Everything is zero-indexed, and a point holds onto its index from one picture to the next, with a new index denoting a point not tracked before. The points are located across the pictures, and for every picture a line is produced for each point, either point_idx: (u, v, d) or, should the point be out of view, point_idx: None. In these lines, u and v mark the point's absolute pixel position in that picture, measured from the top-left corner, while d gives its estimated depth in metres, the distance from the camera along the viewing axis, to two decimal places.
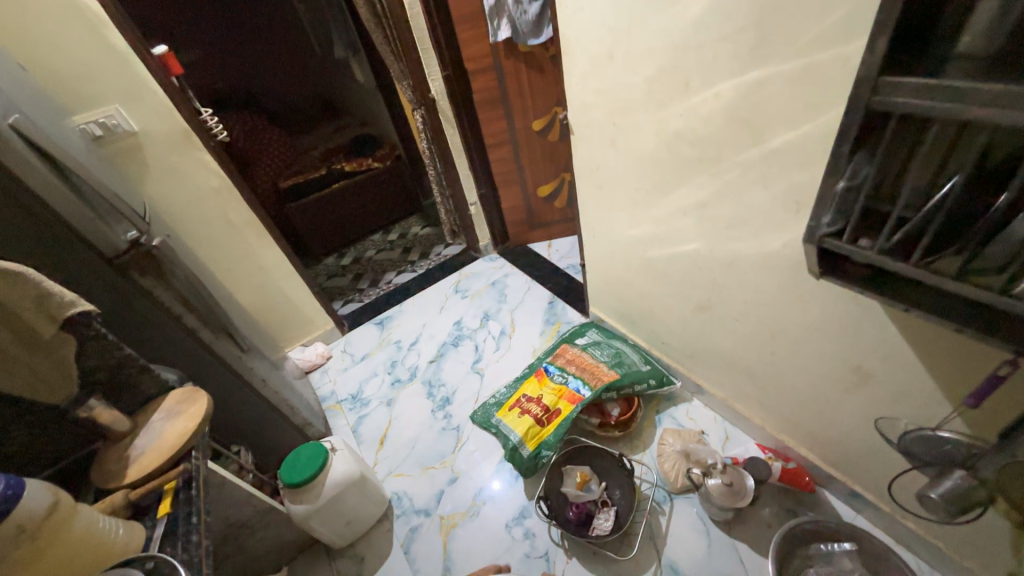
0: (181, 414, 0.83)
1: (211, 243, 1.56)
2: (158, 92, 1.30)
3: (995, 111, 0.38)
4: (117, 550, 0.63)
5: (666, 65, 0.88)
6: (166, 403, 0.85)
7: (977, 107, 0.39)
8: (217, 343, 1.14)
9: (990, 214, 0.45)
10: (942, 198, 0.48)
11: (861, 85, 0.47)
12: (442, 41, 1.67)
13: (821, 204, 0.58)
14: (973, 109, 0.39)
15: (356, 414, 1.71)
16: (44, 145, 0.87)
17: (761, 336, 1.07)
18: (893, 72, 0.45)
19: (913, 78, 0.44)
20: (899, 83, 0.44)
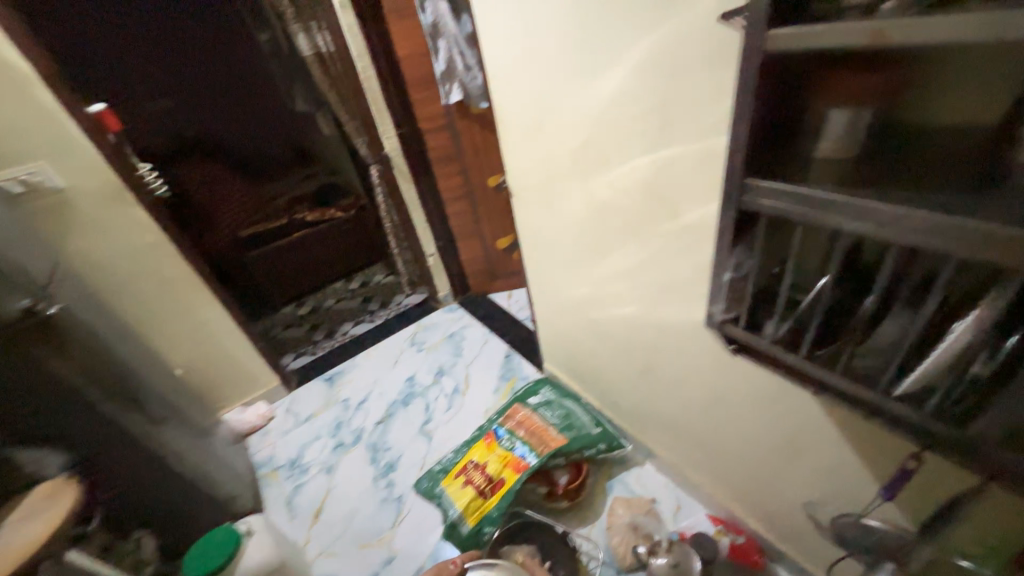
0: (44, 512, 0.84)
1: (140, 299, 1.48)
2: (90, 149, 1.27)
3: (852, 222, 0.40)
4: None
5: (587, 138, 0.90)
6: (30, 501, 0.86)
7: (838, 215, 0.41)
8: (121, 416, 1.06)
9: (861, 313, 0.44)
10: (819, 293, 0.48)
11: (732, 183, 0.47)
12: (395, 102, 1.71)
13: (714, 292, 0.57)
14: (837, 217, 0.41)
15: (293, 483, 1.57)
16: None
17: (701, 403, 1.03)
18: (759, 172, 0.46)
19: (780, 179, 0.45)
20: (763, 185, 0.44)
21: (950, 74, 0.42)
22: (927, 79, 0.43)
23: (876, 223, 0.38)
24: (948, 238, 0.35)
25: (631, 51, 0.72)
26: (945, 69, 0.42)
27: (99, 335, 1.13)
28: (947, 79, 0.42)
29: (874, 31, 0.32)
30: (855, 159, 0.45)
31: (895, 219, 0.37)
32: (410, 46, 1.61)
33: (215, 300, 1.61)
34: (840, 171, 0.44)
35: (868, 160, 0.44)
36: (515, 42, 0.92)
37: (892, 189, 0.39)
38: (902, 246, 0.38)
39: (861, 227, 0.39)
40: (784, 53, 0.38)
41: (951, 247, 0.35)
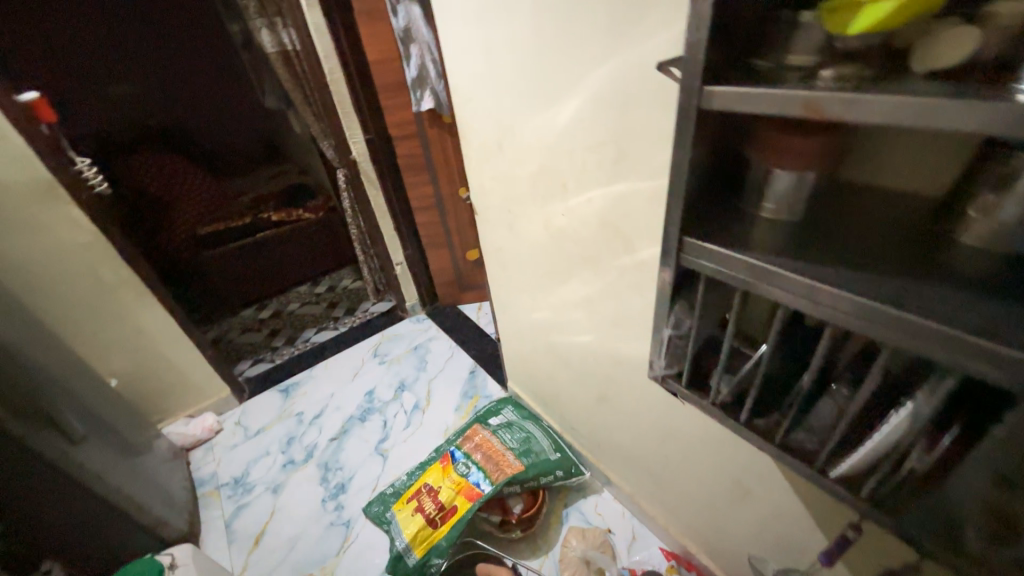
0: None
1: (73, 303, 1.37)
2: (17, 139, 1.17)
3: (783, 293, 0.38)
4: None
5: (546, 164, 0.86)
6: None
7: (771, 287, 0.39)
8: (33, 437, 0.97)
9: (799, 389, 0.42)
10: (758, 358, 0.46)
11: (669, 240, 0.45)
12: (363, 106, 1.65)
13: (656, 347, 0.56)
14: (767, 288, 0.39)
15: (235, 503, 1.49)
16: None
17: (655, 438, 1.01)
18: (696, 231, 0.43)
19: (719, 239, 0.43)
20: (702, 246, 0.42)
21: (890, 147, 0.42)
22: (868, 149, 0.43)
23: (810, 300, 0.36)
24: (878, 324, 0.33)
25: (587, 81, 0.69)
26: (884, 141, 0.42)
27: (15, 347, 1.03)
28: (887, 152, 0.42)
29: (807, 101, 0.29)
30: (798, 224, 0.42)
31: (827, 298, 0.35)
32: (380, 49, 1.55)
33: (159, 305, 1.51)
34: (782, 235, 0.41)
35: (809, 225, 0.42)
36: (476, 59, 0.88)
37: (829, 263, 0.37)
38: (837, 325, 0.36)
39: (796, 302, 0.37)
40: (723, 110, 0.34)
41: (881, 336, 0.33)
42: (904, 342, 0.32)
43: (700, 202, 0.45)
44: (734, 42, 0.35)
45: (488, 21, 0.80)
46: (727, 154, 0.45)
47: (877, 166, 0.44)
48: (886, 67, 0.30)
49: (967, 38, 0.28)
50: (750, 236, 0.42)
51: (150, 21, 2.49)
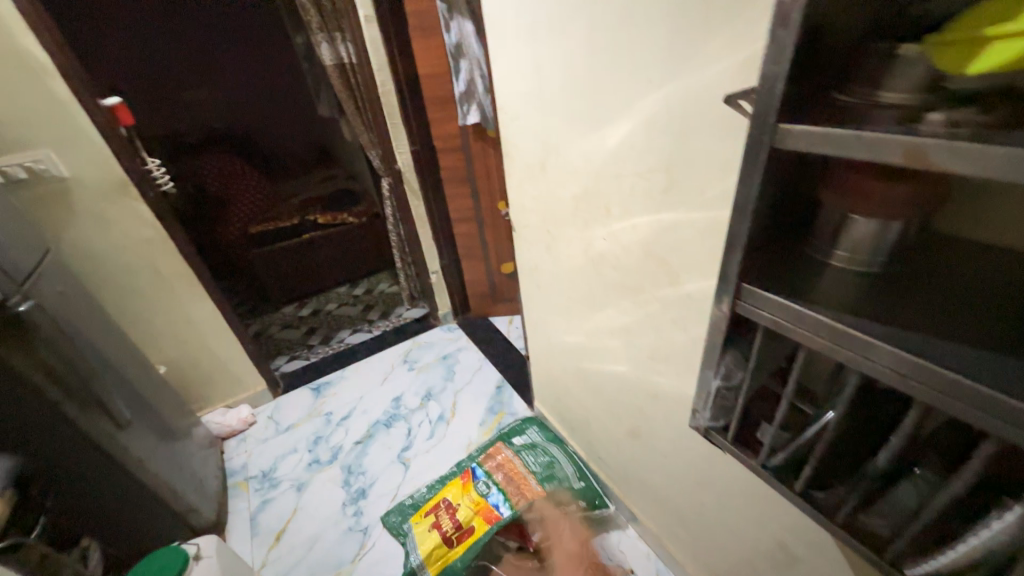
0: None
1: (134, 293, 1.47)
2: (99, 140, 1.27)
3: (859, 358, 0.34)
4: None
5: (590, 187, 0.83)
6: None
7: (845, 348, 0.35)
8: (83, 419, 1.04)
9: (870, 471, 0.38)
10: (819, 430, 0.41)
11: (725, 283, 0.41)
12: (412, 119, 1.68)
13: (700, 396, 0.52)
14: (835, 349, 0.35)
15: (261, 497, 1.52)
16: None
17: (689, 481, 0.95)
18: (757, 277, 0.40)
19: (782, 288, 0.39)
20: (762, 295, 0.39)
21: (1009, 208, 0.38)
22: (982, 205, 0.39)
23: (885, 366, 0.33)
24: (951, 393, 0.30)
25: (639, 105, 0.66)
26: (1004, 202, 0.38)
27: (78, 332, 1.11)
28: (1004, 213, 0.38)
29: (910, 146, 0.25)
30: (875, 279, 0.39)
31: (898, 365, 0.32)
32: (431, 64, 1.58)
33: (208, 300, 1.59)
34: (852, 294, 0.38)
35: (888, 281, 0.39)
36: (525, 78, 0.87)
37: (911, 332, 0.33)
38: (919, 400, 0.33)
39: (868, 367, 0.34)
40: (800, 151, 0.32)
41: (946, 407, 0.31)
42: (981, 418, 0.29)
43: (761, 245, 0.42)
44: (812, 79, 0.33)
45: (540, 41, 0.79)
46: (796, 194, 0.41)
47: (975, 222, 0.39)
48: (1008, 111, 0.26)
49: None
50: (811, 291, 0.39)
51: (225, 32, 2.68)
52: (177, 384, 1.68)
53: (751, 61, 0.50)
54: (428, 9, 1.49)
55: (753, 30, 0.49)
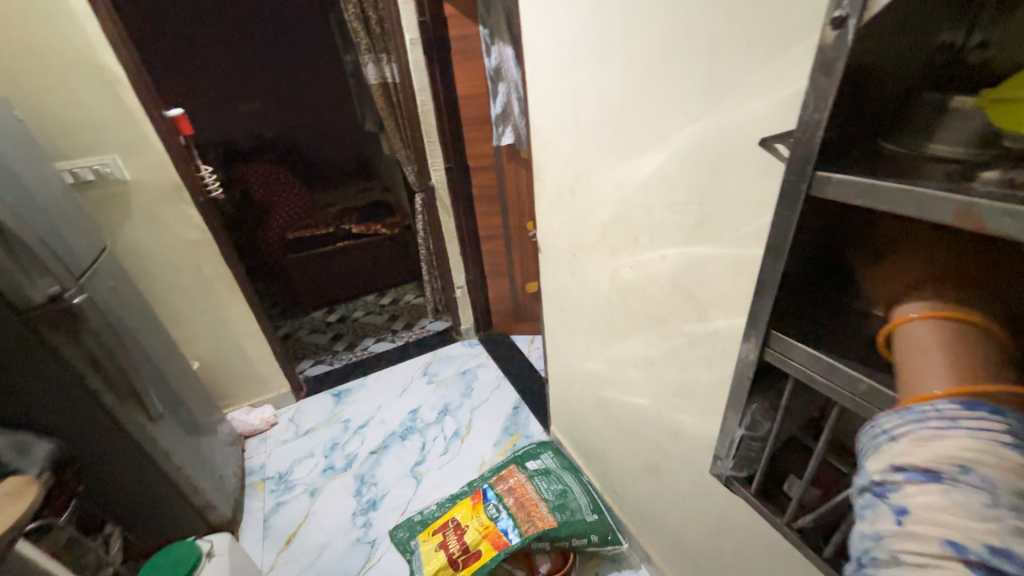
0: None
1: (177, 290, 1.55)
2: (160, 147, 1.37)
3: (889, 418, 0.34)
4: None
5: (619, 215, 0.83)
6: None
7: (878, 408, 0.35)
8: (120, 409, 1.09)
9: None
10: (851, 493, 0.39)
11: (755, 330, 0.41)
12: (448, 137, 1.73)
13: (722, 443, 0.50)
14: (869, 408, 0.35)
15: (275, 498, 1.55)
16: None
17: (708, 527, 0.90)
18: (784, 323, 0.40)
19: (814, 341, 0.39)
20: (793, 344, 0.39)
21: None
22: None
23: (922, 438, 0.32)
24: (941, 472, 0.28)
25: (674, 138, 0.66)
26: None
27: (122, 325, 1.18)
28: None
29: (960, 208, 0.24)
30: None
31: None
32: (470, 86, 1.63)
33: (243, 301, 1.66)
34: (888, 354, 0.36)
35: None
36: (560, 105, 0.88)
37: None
38: None
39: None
40: (836, 201, 0.31)
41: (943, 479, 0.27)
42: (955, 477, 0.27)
43: (792, 292, 0.41)
44: (852, 131, 0.32)
45: (576, 70, 0.80)
46: (833, 239, 0.40)
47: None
48: None
49: None
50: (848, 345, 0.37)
51: (282, 51, 2.86)
52: (208, 380, 1.75)
53: (789, 101, 0.49)
54: (470, 35, 1.55)
55: (793, 70, 0.48)
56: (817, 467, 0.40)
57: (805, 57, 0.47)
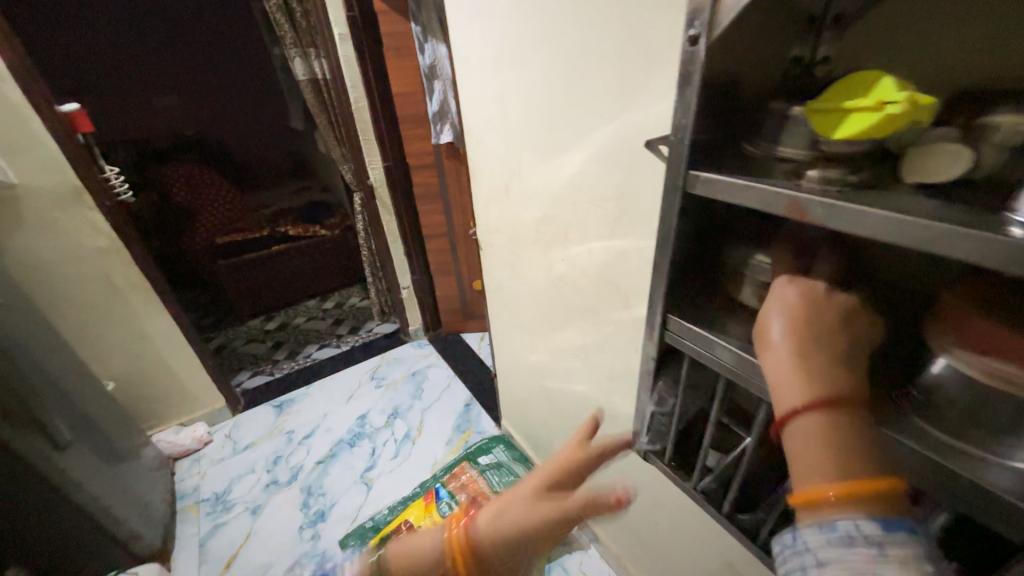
0: None
1: (84, 304, 1.41)
2: (53, 147, 1.23)
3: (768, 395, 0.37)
4: None
5: (550, 211, 0.86)
6: None
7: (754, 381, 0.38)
8: (16, 441, 0.98)
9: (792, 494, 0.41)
10: (744, 452, 0.44)
11: (655, 315, 0.45)
12: (385, 135, 1.69)
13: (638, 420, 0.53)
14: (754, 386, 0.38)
15: (212, 521, 1.45)
16: None
17: (645, 501, 0.96)
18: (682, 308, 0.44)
19: (702, 323, 0.43)
20: (684, 326, 0.42)
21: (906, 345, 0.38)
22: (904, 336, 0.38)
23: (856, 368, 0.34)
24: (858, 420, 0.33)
25: (592, 136, 0.69)
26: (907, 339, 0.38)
27: (17, 347, 1.05)
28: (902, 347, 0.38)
29: (789, 202, 0.29)
30: None
31: (858, 357, 0.35)
32: (406, 83, 1.61)
33: (165, 313, 1.54)
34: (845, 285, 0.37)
35: None
36: (490, 104, 0.90)
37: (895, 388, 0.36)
38: None
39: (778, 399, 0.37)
40: (706, 197, 0.35)
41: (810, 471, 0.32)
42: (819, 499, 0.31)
43: (690, 282, 0.45)
44: (720, 135, 0.36)
45: (501, 70, 0.82)
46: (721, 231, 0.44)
47: (879, 263, 0.41)
48: (875, 175, 0.29)
49: (958, 159, 0.27)
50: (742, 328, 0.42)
51: (199, 41, 2.65)
52: (128, 401, 1.60)
53: None
54: (403, 31, 1.53)
55: None
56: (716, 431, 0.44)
57: None
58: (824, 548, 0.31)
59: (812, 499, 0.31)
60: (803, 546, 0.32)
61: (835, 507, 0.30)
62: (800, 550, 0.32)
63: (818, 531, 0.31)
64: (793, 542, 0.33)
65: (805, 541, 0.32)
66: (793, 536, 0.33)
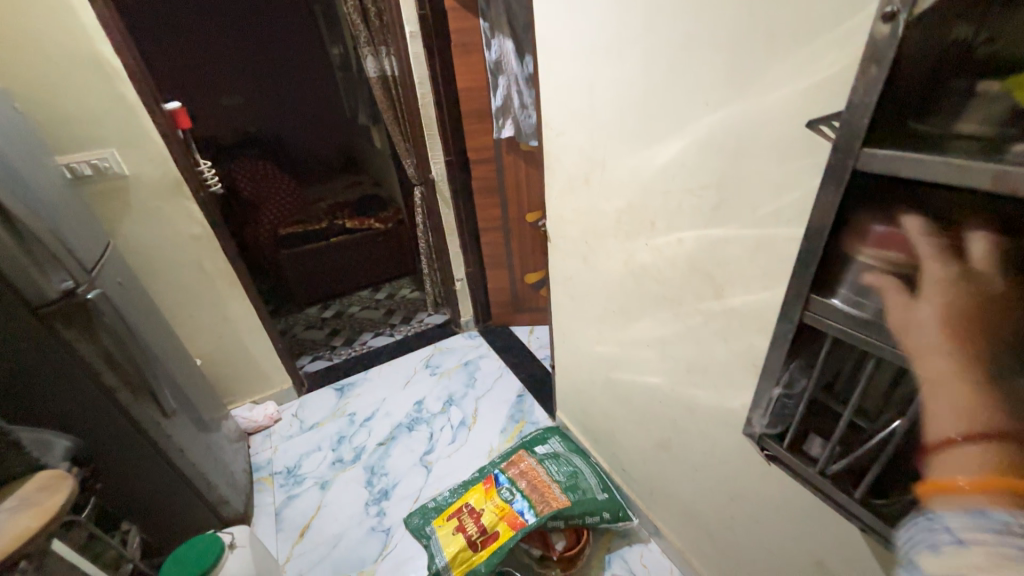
0: (32, 507, 0.80)
1: (178, 286, 1.53)
2: (158, 141, 1.35)
3: None
4: (21, 530, 0.76)
5: (636, 202, 0.87)
6: (25, 489, 0.83)
7: None
8: (134, 405, 1.08)
9: None
10: (888, 440, 0.44)
11: None
12: (447, 129, 1.74)
13: (757, 404, 0.58)
14: None
15: (285, 492, 1.55)
16: (11, 203, 0.89)
17: (720, 495, 0.96)
18: (825, 289, 0.47)
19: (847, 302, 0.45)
20: (827, 304, 0.46)
21: None
22: None
23: (875, 246, 0.41)
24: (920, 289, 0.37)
25: (695, 125, 0.70)
26: None
27: (133, 323, 1.16)
28: None
29: (996, 175, 0.30)
30: None
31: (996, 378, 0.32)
32: (471, 78, 1.65)
33: (244, 297, 1.65)
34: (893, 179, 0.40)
35: None
36: (575, 96, 0.92)
37: None
38: None
39: None
40: (880, 172, 0.38)
41: (944, 421, 0.32)
42: (941, 439, 0.33)
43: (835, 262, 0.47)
44: (894, 116, 0.39)
45: (594, 61, 0.83)
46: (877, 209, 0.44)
47: None
48: None
49: None
50: None
51: (265, 43, 2.82)
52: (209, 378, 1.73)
53: (817, 87, 0.52)
54: (470, 27, 1.56)
55: (819, 59, 0.51)
56: (854, 414, 0.45)
57: (833, 46, 0.50)
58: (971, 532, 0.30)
59: (945, 485, 0.33)
60: (939, 526, 0.33)
61: (968, 494, 0.31)
62: (937, 530, 0.33)
63: (958, 514, 0.31)
64: (929, 523, 0.34)
65: (940, 521, 0.33)
66: (927, 517, 0.34)
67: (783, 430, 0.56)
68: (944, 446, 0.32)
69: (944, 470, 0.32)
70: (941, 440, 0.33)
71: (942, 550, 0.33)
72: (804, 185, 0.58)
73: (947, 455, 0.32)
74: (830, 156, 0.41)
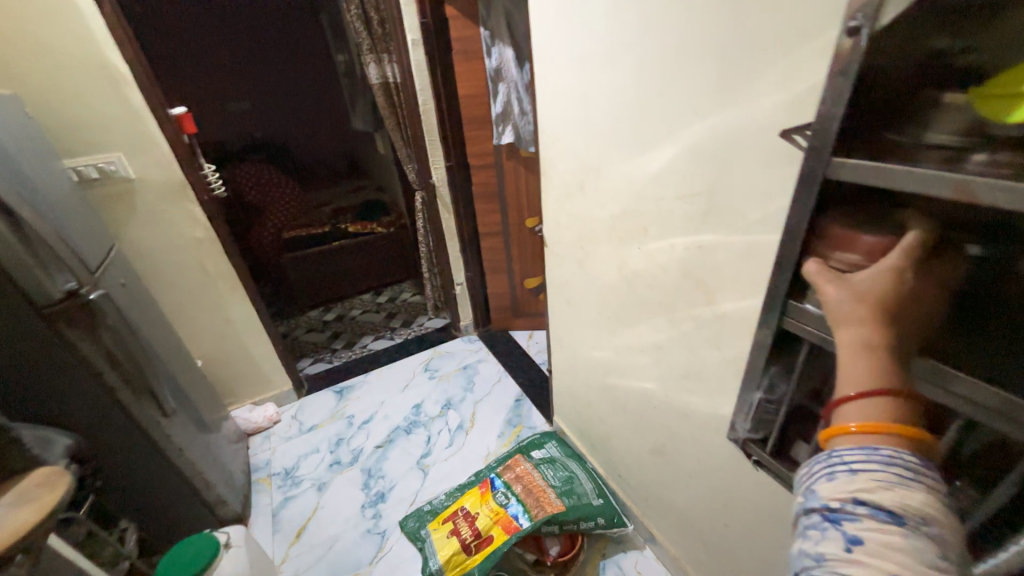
0: (29, 503, 0.82)
1: (180, 288, 1.55)
2: (164, 145, 1.37)
3: None
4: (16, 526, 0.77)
5: (629, 207, 0.88)
6: (22, 485, 0.85)
7: None
8: (135, 405, 1.09)
9: None
10: None
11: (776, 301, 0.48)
12: (449, 135, 1.76)
13: (741, 409, 0.59)
14: None
15: (283, 494, 1.56)
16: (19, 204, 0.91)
17: (713, 501, 0.96)
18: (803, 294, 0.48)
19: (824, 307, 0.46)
20: (805, 308, 0.46)
21: None
22: None
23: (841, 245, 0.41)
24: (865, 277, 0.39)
25: (686, 133, 0.71)
26: None
27: (135, 323, 1.18)
28: None
29: (957, 185, 0.31)
30: None
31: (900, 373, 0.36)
32: (472, 85, 1.67)
33: (246, 299, 1.67)
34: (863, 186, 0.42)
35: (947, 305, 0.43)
36: (570, 104, 0.93)
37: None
38: None
39: None
40: (851, 180, 0.39)
41: (848, 381, 0.36)
42: (843, 394, 0.37)
43: None
44: (866, 126, 0.40)
45: (588, 69, 0.85)
46: (860, 196, 0.43)
47: None
48: None
49: None
50: None
51: (272, 50, 2.87)
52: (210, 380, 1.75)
53: (802, 96, 0.54)
54: (472, 35, 1.59)
55: (803, 70, 0.53)
56: None
57: (817, 57, 0.51)
58: (863, 463, 0.34)
59: (841, 428, 0.37)
60: (838, 458, 0.36)
61: (859, 435, 0.35)
62: (834, 462, 0.36)
63: (856, 449, 0.35)
64: (828, 458, 0.37)
65: (840, 454, 0.36)
66: (827, 453, 0.37)
67: (767, 436, 0.57)
68: (846, 398, 0.36)
69: (842, 417, 0.37)
70: (846, 394, 0.37)
71: (836, 478, 0.36)
72: (791, 192, 0.59)
73: (847, 406, 0.37)
74: (805, 164, 0.42)
